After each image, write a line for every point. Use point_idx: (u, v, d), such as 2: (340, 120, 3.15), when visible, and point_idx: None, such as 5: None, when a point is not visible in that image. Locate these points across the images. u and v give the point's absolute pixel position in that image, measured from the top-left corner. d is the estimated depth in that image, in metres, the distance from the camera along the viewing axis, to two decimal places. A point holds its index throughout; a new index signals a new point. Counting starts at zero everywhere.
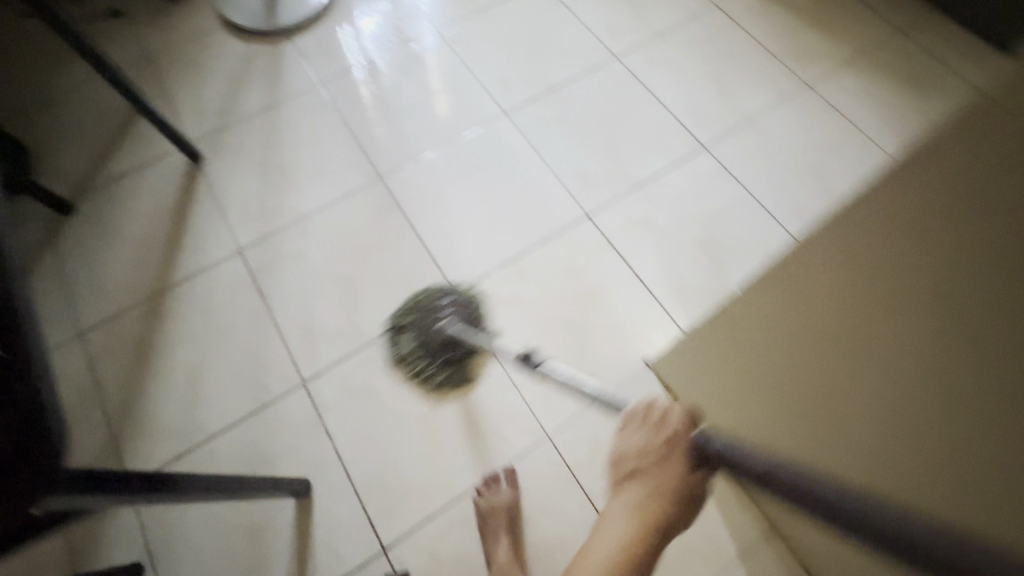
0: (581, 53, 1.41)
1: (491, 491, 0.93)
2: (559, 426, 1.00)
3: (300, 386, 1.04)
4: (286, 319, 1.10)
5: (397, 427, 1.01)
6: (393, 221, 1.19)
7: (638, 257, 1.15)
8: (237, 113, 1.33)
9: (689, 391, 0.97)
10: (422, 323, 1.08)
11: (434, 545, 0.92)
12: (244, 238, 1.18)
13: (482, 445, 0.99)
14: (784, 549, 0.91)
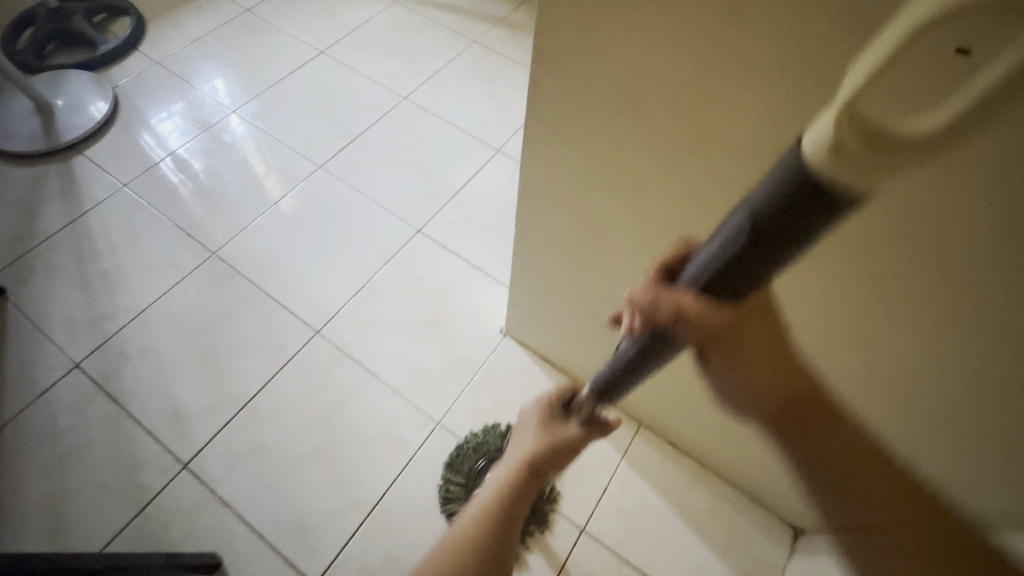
0: (374, 101, 1.59)
1: None
2: (444, 411, 1.11)
3: (183, 470, 1.02)
4: (149, 412, 1.08)
5: (295, 469, 1.04)
6: (237, 289, 1.23)
7: (471, 250, 1.31)
8: (37, 236, 1.28)
9: (537, 336, 1.13)
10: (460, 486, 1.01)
11: (361, 559, 0.96)
12: (78, 352, 1.13)
13: (381, 454, 1.06)
14: (650, 436, 1.11)
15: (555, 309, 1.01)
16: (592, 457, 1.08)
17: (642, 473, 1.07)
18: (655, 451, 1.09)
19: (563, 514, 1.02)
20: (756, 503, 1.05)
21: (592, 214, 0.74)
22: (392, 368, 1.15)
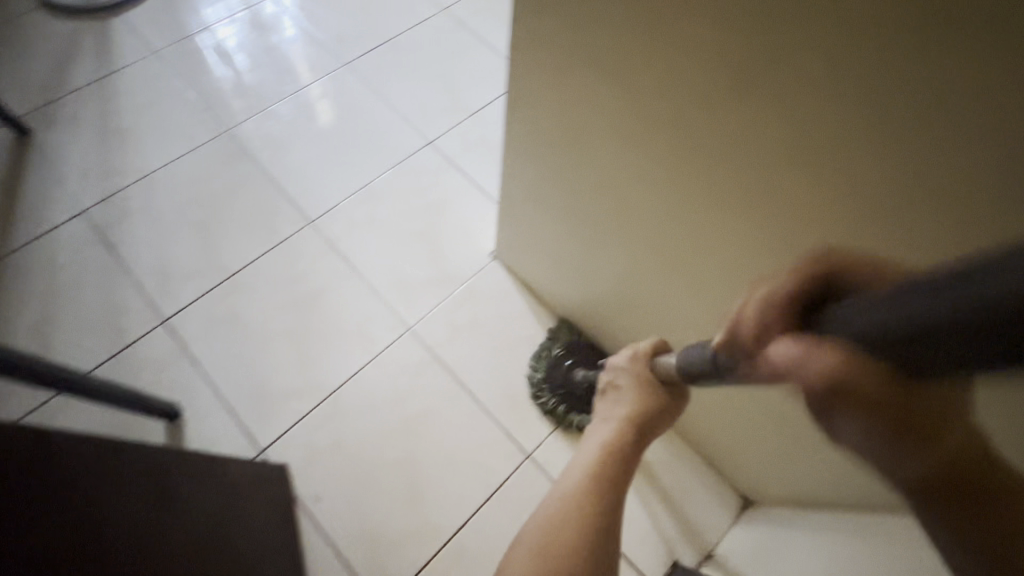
0: (412, 7, 1.54)
1: None
2: (417, 318, 1.11)
3: (161, 324, 1.06)
4: (140, 266, 1.12)
5: (265, 344, 1.06)
6: (243, 168, 1.25)
7: (478, 170, 1.28)
8: (66, 86, 1.32)
9: (523, 262, 1.11)
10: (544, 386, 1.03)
11: (310, 438, 0.99)
12: (86, 200, 1.18)
13: (348, 346, 1.07)
14: None
15: (542, 233, 0.99)
16: None
17: None
18: None
19: (512, 437, 1.01)
20: (710, 467, 1.02)
21: (583, 109, 0.67)
22: (375, 269, 1.15)
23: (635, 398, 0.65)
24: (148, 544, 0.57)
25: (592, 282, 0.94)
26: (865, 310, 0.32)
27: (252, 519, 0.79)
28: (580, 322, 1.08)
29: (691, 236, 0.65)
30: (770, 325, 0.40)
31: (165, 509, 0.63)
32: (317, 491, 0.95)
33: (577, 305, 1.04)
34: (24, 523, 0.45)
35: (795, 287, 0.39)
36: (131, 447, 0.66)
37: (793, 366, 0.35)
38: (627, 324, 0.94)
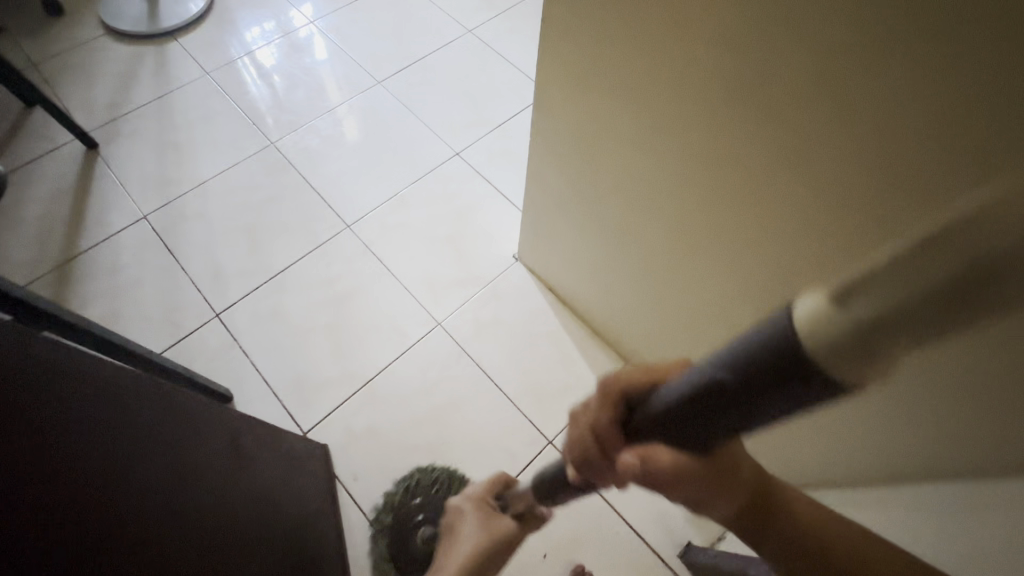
0: (440, 30, 1.65)
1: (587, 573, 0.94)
2: (445, 315, 1.19)
3: (214, 318, 1.17)
4: (194, 266, 1.23)
5: (306, 337, 1.16)
6: (285, 178, 1.36)
7: (501, 179, 1.37)
8: (129, 105, 1.46)
9: (543, 263, 1.19)
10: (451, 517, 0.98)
11: (347, 422, 1.08)
12: (147, 206, 1.30)
13: (382, 339, 1.16)
14: None
15: (561, 235, 1.07)
16: (573, 383, 1.13)
17: None
18: None
19: (533, 424, 1.09)
20: None
21: (601, 121, 0.75)
22: (406, 270, 1.24)
23: (473, 535, 0.80)
24: (204, 501, 0.65)
25: (608, 279, 1.02)
26: (668, 407, 0.34)
27: (297, 497, 0.87)
28: (596, 319, 1.16)
29: (700, 231, 0.72)
30: (609, 437, 0.41)
31: (237, 480, 0.74)
32: (355, 471, 1.03)
33: (592, 302, 1.12)
34: (113, 458, 0.54)
35: (606, 414, 0.41)
36: (207, 415, 0.75)
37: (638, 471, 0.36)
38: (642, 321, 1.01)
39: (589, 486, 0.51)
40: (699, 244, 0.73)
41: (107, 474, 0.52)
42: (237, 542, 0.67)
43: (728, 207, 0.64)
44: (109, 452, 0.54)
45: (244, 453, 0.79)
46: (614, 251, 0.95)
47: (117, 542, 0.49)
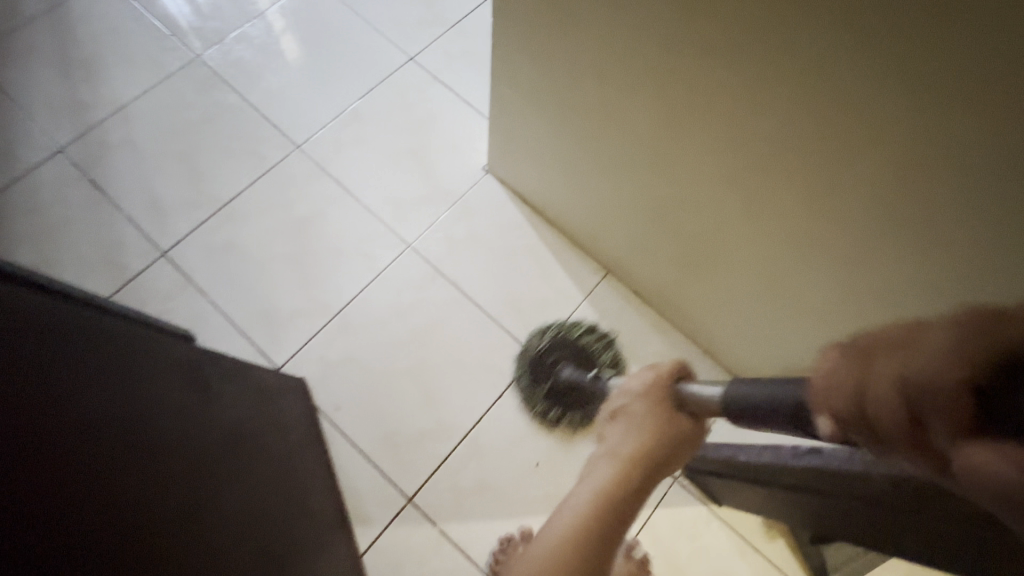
0: None
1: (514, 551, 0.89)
2: (415, 236, 1.12)
3: (160, 256, 1.06)
4: (129, 201, 1.10)
5: (267, 268, 1.08)
6: (219, 96, 1.20)
7: (463, 84, 1.25)
8: (16, 17, 1.24)
9: (516, 172, 1.12)
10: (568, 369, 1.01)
11: (323, 353, 1.02)
12: (61, 137, 1.14)
13: (350, 265, 1.09)
14: (616, 283, 1.11)
15: (534, 137, 0.99)
16: (555, 295, 1.10)
17: (603, 314, 1.09)
18: (619, 296, 1.11)
19: (517, 340, 1.06)
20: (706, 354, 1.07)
21: None
22: (369, 190, 1.15)
23: (649, 427, 0.51)
24: (165, 430, 0.57)
25: (588, 183, 0.97)
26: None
27: (268, 428, 0.81)
28: (573, 228, 1.11)
29: (703, 121, 0.66)
30: (897, 410, 0.25)
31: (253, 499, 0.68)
32: (337, 401, 1.00)
33: (569, 210, 1.09)
34: (121, 444, 0.48)
35: (944, 363, 0.24)
36: (165, 343, 0.66)
37: (991, 485, 0.22)
38: (624, 227, 1.00)
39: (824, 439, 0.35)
40: (699, 109, 0.66)
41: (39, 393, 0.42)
42: (178, 518, 0.52)
43: (742, 83, 0.59)
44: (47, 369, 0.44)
45: (241, 440, 0.72)
46: (594, 152, 0.89)
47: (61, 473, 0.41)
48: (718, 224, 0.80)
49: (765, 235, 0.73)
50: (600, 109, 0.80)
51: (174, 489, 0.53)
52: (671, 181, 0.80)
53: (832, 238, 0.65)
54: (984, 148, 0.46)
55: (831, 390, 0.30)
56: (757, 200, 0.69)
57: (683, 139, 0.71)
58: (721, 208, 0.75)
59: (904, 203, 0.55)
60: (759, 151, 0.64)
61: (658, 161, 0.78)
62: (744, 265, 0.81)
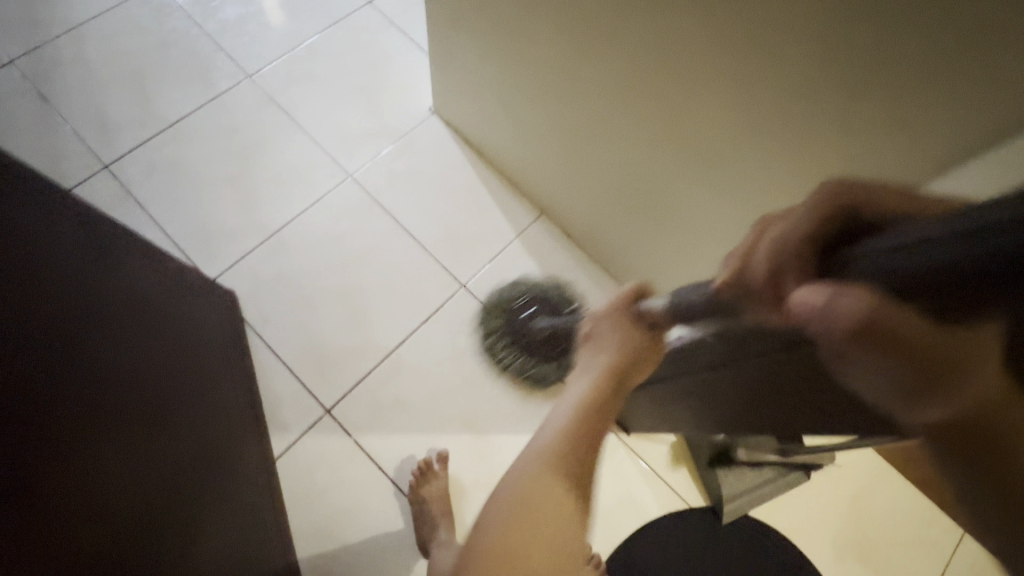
0: None
1: (424, 479, 0.93)
2: (358, 167, 1.15)
3: (103, 168, 1.09)
4: (77, 115, 1.12)
5: (208, 187, 1.10)
6: (176, 23, 1.23)
7: (417, 30, 1.28)
8: None
9: (460, 112, 1.16)
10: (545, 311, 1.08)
11: (256, 270, 1.05)
12: (13, 50, 1.16)
13: (291, 190, 1.12)
14: (549, 223, 1.16)
15: (473, 72, 1.03)
16: (489, 230, 1.13)
17: (534, 251, 1.13)
18: (550, 236, 1.15)
19: (448, 270, 1.10)
20: None
21: None
22: (317, 122, 1.18)
23: (612, 343, 0.60)
24: (145, 394, 0.65)
25: (523, 119, 1.03)
26: (875, 253, 0.31)
27: (213, 390, 0.83)
28: (512, 168, 1.15)
29: (605, 42, 0.74)
30: (792, 263, 0.38)
31: (243, 506, 0.79)
32: (266, 315, 1.03)
33: (508, 151, 1.13)
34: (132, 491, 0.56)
35: (812, 227, 0.36)
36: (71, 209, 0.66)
37: (822, 321, 0.33)
38: (553, 168, 1.07)
39: (728, 312, 0.47)
40: (601, 31, 0.73)
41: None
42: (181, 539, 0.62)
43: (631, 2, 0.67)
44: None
45: (220, 437, 0.79)
46: (524, 86, 0.96)
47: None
48: (638, 149, 0.83)
49: (665, 160, 0.81)
50: (525, 39, 0.87)
51: (58, 364, 0.52)
52: (585, 114, 0.87)
53: (715, 159, 0.74)
54: (810, 47, 0.55)
55: (750, 266, 0.43)
56: (654, 124, 0.77)
57: (594, 62, 0.78)
58: (629, 137, 0.83)
59: (759, 112, 0.64)
60: (652, 61, 0.70)
61: (575, 91, 0.86)
62: (648, 196, 0.90)
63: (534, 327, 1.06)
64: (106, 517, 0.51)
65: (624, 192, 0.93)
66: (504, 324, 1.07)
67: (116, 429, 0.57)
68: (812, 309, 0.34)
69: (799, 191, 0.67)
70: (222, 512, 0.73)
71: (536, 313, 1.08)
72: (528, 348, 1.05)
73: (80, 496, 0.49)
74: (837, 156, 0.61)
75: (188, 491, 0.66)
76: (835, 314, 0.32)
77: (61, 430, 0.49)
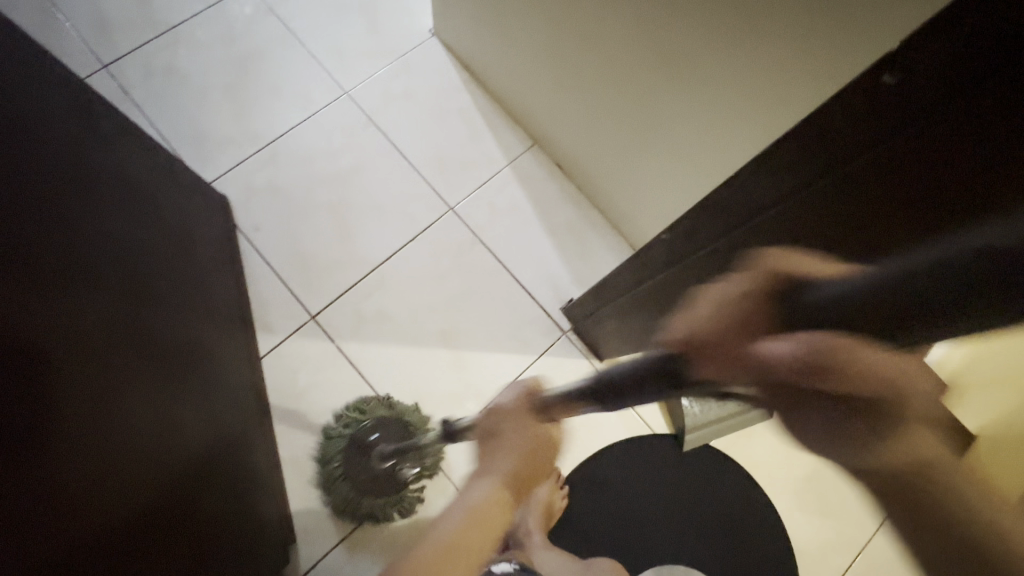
0: None
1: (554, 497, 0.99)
2: (354, 84, 1.15)
3: (102, 69, 1.09)
4: (75, 13, 1.12)
5: (205, 95, 1.11)
6: None
7: None
8: None
9: (457, 34, 1.15)
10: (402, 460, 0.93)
11: (249, 178, 1.07)
12: None
13: (286, 102, 1.13)
14: (540, 153, 1.16)
15: None
16: (480, 156, 1.14)
17: (523, 179, 1.14)
18: (540, 166, 1.15)
19: (437, 192, 1.11)
20: (613, 228, 1.14)
21: None
22: (314, 36, 1.17)
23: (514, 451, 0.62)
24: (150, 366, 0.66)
25: (518, 40, 1.01)
26: (827, 298, 0.32)
27: (202, 285, 0.88)
28: (507, 94, 1.15)
29: None
30: (741, 321, 0.38)
31: (240, 477, 0.81)
32: (256, 222, 1.06)
33: (502, 76, 1.12)
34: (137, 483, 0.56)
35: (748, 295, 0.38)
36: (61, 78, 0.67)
37: (790, 363, 0.35)
38: (544, 96, 1.06)
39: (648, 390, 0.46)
40: None
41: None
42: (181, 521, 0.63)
43: None
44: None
45: (218, 398, 0.81)
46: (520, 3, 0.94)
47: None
48: (621, 69, 0.85)
49: (645, 77, 0.82)
50: None
51: (80, 344, 0.53)
52: (578, 31, 0.87)
53: (689, 74, 0.75)
54: None
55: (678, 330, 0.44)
56: (639, 36, 0.78)
57: None
58: (615, 54, 0.84)
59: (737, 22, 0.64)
60: None
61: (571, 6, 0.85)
62: (630, 119, 0.90)
63: (383, 467, 0.92)
64: (124, 471, 0.55)
65: (611, 117, 0.94)
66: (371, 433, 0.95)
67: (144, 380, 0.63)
68: (777, 364, 0.35)
69: (779, 98, 0.67)
70: (219, 482, 0.74)
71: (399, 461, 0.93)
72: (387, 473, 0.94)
73: (97, 470, 0.50)
74: (807, 76, 0.62)
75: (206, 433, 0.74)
76: (783, 367, 0.35)
77: (83, 408, 0.51)
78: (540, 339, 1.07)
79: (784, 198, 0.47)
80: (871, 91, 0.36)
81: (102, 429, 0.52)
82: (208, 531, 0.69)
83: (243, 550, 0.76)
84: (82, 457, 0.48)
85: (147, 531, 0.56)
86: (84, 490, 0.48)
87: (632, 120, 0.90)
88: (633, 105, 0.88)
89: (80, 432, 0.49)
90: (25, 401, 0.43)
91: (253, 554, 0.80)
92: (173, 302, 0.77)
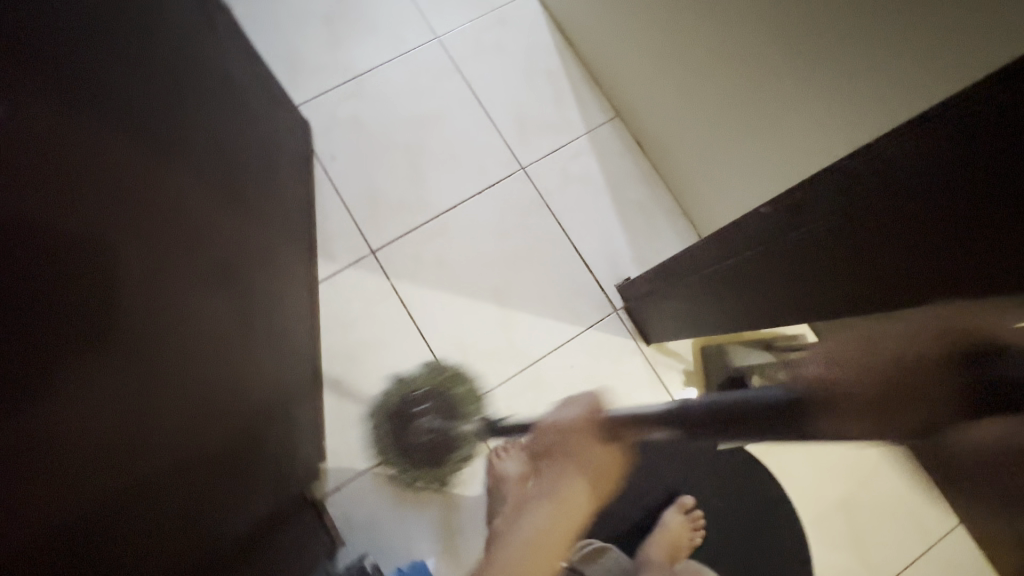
0: None
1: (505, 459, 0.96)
2: (447, 30, 1.15)
3: None
4: None
5: (303, 20, 1.13)
6: None
7: None
8: None
9: None
10: (428, 423, 0.99)
11: (332, 108, 1.09)
12: None
13: (379, 39, 1.13)
14: (621, 127, 1.14)
15: None
16: (560, 121, 1.13)
17: (599, 151, 1.12)
18: (619, 140, 1.13)
19: (511, 149, 1.11)
20: (683, 214, 1.11)
21: None
22: None
23: None
24: (233, 309, 0.66)
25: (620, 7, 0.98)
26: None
27: (278, 212, 0.89)
28: (597, 61, 1.12)
29: None
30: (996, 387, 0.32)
31: (286, 427, 0.82)
32: (332, 151, 1.07)
33: (595, 43, 1.09)
34: (192, 439, 0.56)
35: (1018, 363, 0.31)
36: None
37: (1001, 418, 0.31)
38: (634, 69, 1.03)
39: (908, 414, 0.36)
40: None
41: (43, 97, 0.38)
42: (219, 472, 0.63)
43: None
44: (57, 72, 0.40)
45: (279, 341, 0.83)
46: None
47: (113, 228, 0.43)
48: (719, 47, 0.80)
49: (741, 61, 0.77)
50: None
51: (176, 283, 0.53)
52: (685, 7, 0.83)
53: (784, 63, 0.71)
54: None
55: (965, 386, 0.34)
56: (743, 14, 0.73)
57: None
58: (716, 33, 0.80)
59: None
60: None
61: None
62: (716, 103, 0.87)
63: (417, 433, 0.99)
64: (179, 429, 0.53)
65: (700, 100, 0.90)
66: (399, 416, 0.99)
67: (212, 290, 0.61)
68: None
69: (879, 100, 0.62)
70: (269, 427, 0.75)
71: (428, 416, 0.99)
72: (414, 460, 0.97)
73: (152, 427, 0.49)
74: None
75: (255, 353, 0.73)
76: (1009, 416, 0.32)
77: (160, 362, 0.50)
78: (591, 312, 1.06)
79: (865, 194, 0.43)
80: (949, 116, 0.35)
81: (162, 338, 0.50)
82: (249, 468, 0.70)
83: (275, 487, 0.79)
84: (138, 366, 0.46)
85: (185, 447, 0.55)
86: (133, 445, 0.46)
87: (718, 105, 0.86)
88: (722, 88, 0.84)
89: (162, 365, 0.50)
90: (117, 332, 0.43)
91: (283, 495, 0.81)
92: (258, 242, 0.78)
